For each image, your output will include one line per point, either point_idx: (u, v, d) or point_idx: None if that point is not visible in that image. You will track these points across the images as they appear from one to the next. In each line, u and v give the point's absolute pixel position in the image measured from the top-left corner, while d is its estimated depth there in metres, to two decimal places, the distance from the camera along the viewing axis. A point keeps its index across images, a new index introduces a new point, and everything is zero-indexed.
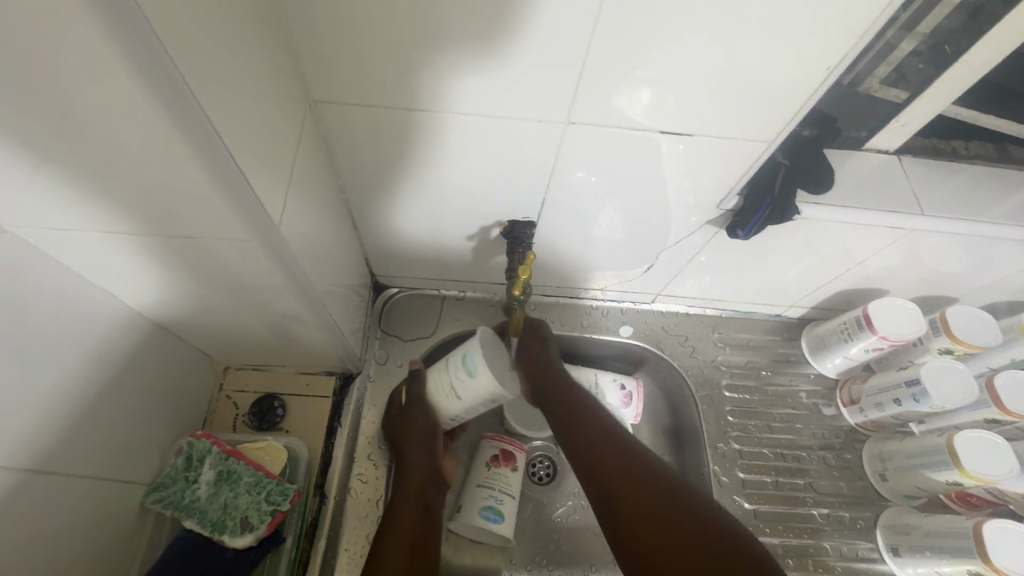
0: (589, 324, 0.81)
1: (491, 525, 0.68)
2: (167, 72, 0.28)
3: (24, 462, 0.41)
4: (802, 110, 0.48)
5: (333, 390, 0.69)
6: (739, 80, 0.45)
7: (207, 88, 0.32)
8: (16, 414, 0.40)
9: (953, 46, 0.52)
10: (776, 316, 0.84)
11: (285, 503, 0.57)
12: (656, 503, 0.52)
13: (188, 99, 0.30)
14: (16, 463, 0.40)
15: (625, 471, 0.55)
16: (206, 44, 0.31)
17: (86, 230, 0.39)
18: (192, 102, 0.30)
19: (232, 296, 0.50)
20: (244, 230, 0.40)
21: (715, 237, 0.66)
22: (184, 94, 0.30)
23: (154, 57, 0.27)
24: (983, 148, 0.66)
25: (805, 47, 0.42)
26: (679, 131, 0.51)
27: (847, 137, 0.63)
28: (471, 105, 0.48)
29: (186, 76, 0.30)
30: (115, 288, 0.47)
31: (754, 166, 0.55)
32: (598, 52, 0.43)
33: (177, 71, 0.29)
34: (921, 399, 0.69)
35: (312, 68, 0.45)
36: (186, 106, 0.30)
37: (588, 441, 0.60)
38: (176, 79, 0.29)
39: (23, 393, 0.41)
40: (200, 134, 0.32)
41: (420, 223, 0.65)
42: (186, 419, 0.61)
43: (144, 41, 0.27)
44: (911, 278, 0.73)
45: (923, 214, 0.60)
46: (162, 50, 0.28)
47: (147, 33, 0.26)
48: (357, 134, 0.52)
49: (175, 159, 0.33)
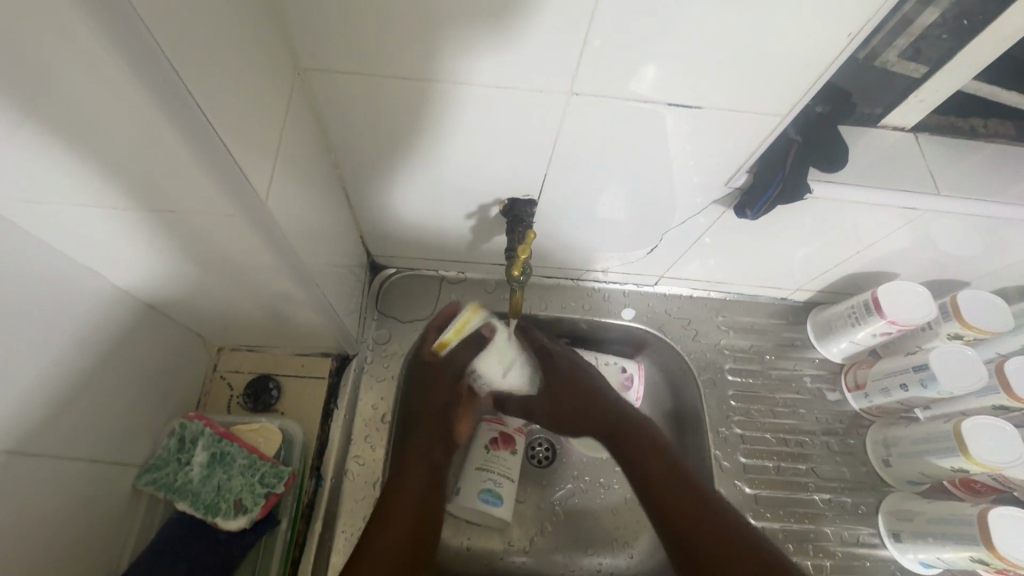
0: (590, 307, 0.80)
1: (490, 508, 0.68)
2: (136, 33, 0.26)
3: (9, 447, 0.40)
4: (817, 83, 0.46)
5: (330, 371, 0.68)
6: (756, 51, 0.43)
7: (184, 55, 0.29)
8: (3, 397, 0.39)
9: (976, 19, 0.49)
10: (781, 299, 0.83)
11: (280, 485, 0.55)
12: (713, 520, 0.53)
13: (161, 64, 0.28)
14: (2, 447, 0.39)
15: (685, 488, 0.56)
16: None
17: (62, 205, 0.36)
18: (160, 60, 0.28)
19: (222, 275, 0.48)
20: (233, 210, 0.38)
21: (722, 217, 0.64)
22: (150, 49, 0.27)
23: (119, 15, 0.25)
24: (1004, 126, 0.64)
25: (831, 8, 0.39)
26: (688, 106, 0.49)
27: (862, 113, 0.60)
28: (469, 75, 0.46)
29: (159, 39, 0.27)
30: (98, 267, 0.45)
31: (766, 142, 0.53)
32: (606, 15, 0.40)
33: (143, 23, 0.26)
34: (928, 384, 0.67)
35: (299, 33, 0.43)
36: (155, 64, 0.28)
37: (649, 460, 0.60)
38: (147, 41, 0.27)
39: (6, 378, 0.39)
40: (179, 107, 0.30)
41: (420, 202, 0.63)
42: (179, 401, 0.60)
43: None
44: (923, 261, 0.71)
45: (939, 195, 0.58)
46: (123, 1, 0.25)
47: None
48: (350, 106, 0.50)
49: (155, 134, 0.31)
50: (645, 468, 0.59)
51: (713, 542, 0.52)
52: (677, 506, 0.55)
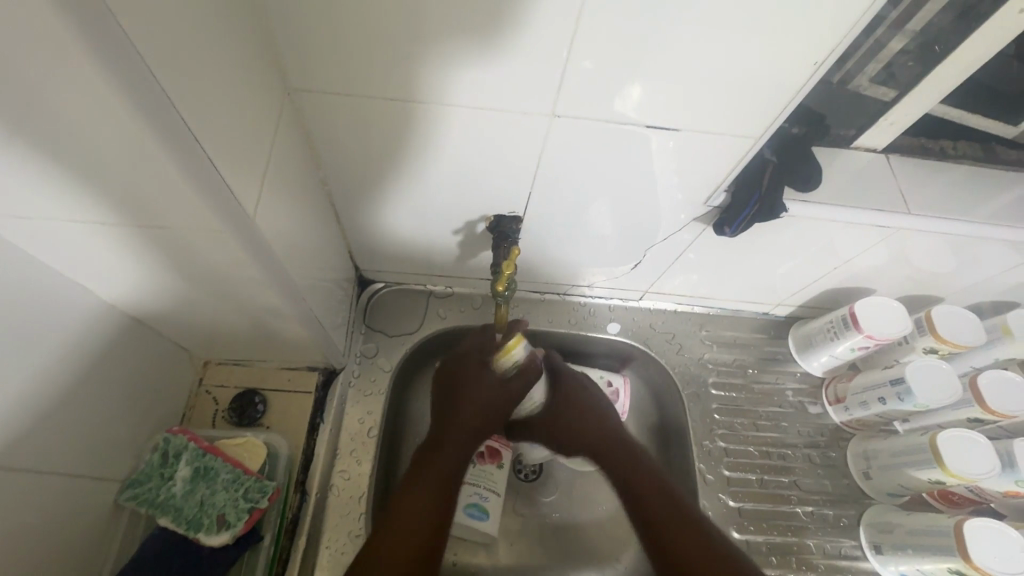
0: (576, 322, 0.81)
1: (474, 522, 0.68)
2: (126, 54, 0.27)
3: None
4: (789, 105, 0.48)
5: (317, 385, 0.67)
6: (728, 76, 0.45)
7: (172, 75, 0.30)
8: None
9: (942, 45, 0.52)
10: (763, 314, 0.84)
11: (263, 500, 0.55)
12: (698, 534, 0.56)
13: (150, 84, 0.29)
14: None
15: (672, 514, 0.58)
16: (167, 18, 0.29)
17: (50, 220, 0.37)
18: (148, 79, 0.28)
19: (211, 289, 0.48)
20: (220, 224, 0.38)
21: (703, 233, 0.66)
22: (138, 67, 0.28)
23: (110, 37, 0.26)
24: (971, 148, 0.67)
25: (802, 36, 0.41)
26: (667, 127, 0.50)
27: (835, 135, 0.62)
28: (454, 96, 0.47)
29: (148, 60, 0.28)
30: (85, 281, 0.45)
31: (741, 163, 0.55)
32: (586, 39, 0.42)
33: (129, 40, 0.27)
34: (905, 398, 0.69)
35: (288, 55, 0.44)
36: (142, 84, 0.28)
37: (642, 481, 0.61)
38: (137, 62, 0.27)
39: None
40: (167, 125, 0.31)
41: (406, 218, 0.64)
42: (163, 415, 0.60)
43: (98, 18, 0.25)
44: (899, 277, 0.73)
45: (909, 213, 0.60)
46: (111, 20, 0.26)
47: (101, 12, 0.25)
48: (336, 126, 0.51)
49: (143, 150, 0.31)
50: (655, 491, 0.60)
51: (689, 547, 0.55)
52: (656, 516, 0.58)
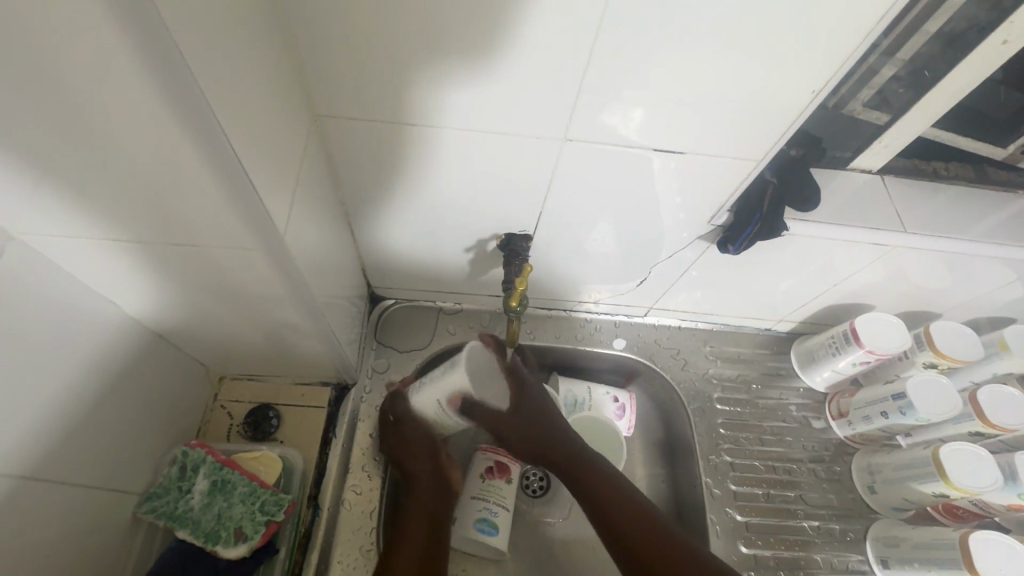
0: (582, 338, 0.82)
1: (485, 538, 0.68)
2: (189, 91, 0.29)
3: (21, 469, 0.41)
4: (790, 130, 0.50)
5: (329, 400, 0.69)
6: (731, 102, 0.47)
7: (226, 108, 0.32)
8: (21, 420, 0.40)
9: (932, 73, 0.55)
10: (766, 330, 0.86)
11: (280, 513, 0.55)
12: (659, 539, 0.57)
13: (207, 117, 0.31)
14: (15, 470, 0.40)
15: (636, 523, 0.58)
16: (223, 56, 0.32)
17: (90, 237, 0.39)
18: (206, 113, 0.30)
19: (233, 305, 0.50)
20: (253, 242, 0.40)
21: (706, 251, 0.68)
22: (194, 96, 0.29)
23: (177, 75, 0.28)
24: (962, 169, 0.70)
25: (800, 65, 0.44)
26: (673, 150, 0.53)
27: (833, 157, 0.65)
28: (471, 120, 0.50)
29: (208, 95, 0.30)
30: (115, 295, 0.47)
31: (743, 184, 0.57)
32: (597, 68, 0.45)
33: (190, 71, 0.28)
34: (907, 412, 0.70)
35: (317, 83, 0.46)
36: (200, 116, 0.30)
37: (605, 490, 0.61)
38: (197, 98, 0.29)
39: (26, 401, 0.41)
40: (219, 152, 0.33)
41: (420, 237, 0.66)
42: (180, 429, 0.61)
43: (168, 58, 0.27)
44: (897, 294, 0.75)
45: (905, 231, 0.63)
46: (177, 54, 0.27)
47: (172, 53, 0.27)
48: (358, 150, 0.53)
49: (193, 174, 0.34)
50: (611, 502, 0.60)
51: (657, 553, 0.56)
52: (620, 523, 0.58)
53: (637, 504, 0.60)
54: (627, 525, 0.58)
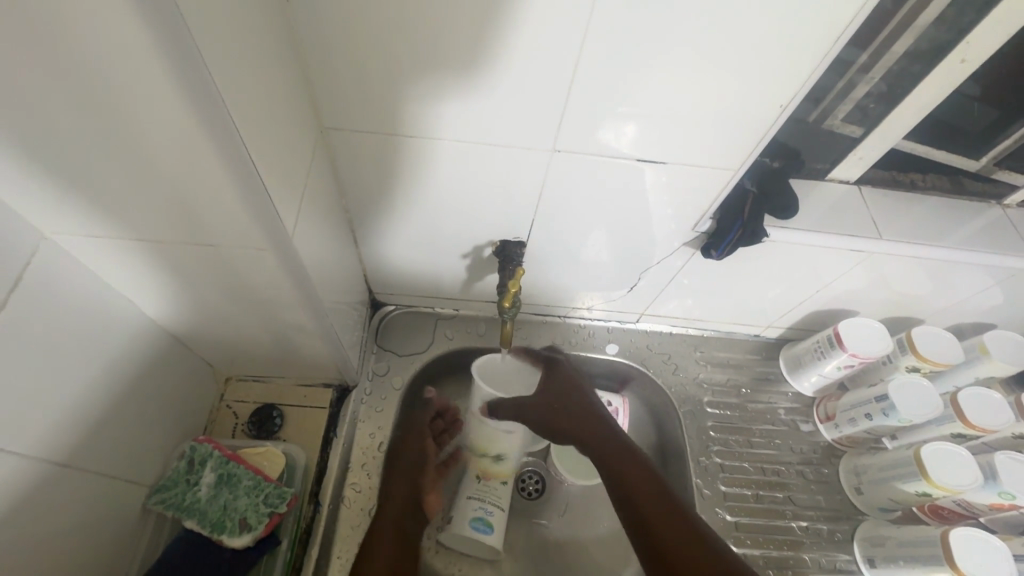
0: (576, 342, 0.85)
1: (480, 537, 0.69)
2: (215, 108, 0.32)
3: (49, 456, 0.43)
4: (764, 141, 0.54)
5: (331, 401, 0.71)
6: (710, 114, 0.51)
7: (244, 122, 0.36)
8: (49, 408, 0.43)
9: (900, 88, 0.59)
10: (755, 336, 0.89)
11: (283, 506, 0.58)
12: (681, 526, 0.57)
13: (229, 131, 0.34)
14: (43, 456, 0.43)
15: (661, 509, 0.59)
16: (243, 74, 0.36)
17: (116, 237, 0.42)
18: (229, 127, 0.34)
19: (243, 306, 0.53)
20: (263, 243, 0.43)
21: (693, 258, 0.71)
22: (217, 108, 0.33)
23: (205, 94, 0.31)
24: (938, 180, 0.73)
25: (773, 81, 0.48)
26: (657, 161, 0.56)
27: (812, 168, 0.69)
28: (468, 132, 0.53)
29: (231, 111, 0.34)
30: (134, 296, 0.50)
31: (723, 192, 0.60)
32: (584, 83, 0.48)
33: (214, 86, 0.32)
34: (890, 413, 0.72)
35: (325, 97, 0.50)
36: (223, 130, 0.34)
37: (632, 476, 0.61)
38: (221, 114, 0.33)
39: (54, 391, 0.43)
40: (237, 163, 0.36)
41: (420, 244, 0.69)
42: (189, 426, 0.63)
43: (198, 78, 0.31)
44: (880, 300, 0.78)
45: (882, 238, 0.66)
46: (204, 71, 0.31)
47: (201, 74, 0.31)
48: (362, 159, 0.57)
49: (212, 181, 0.37)
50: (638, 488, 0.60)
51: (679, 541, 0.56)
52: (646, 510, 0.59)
53: (663, 492, 0.60)
54: (649, 510, 0.59)
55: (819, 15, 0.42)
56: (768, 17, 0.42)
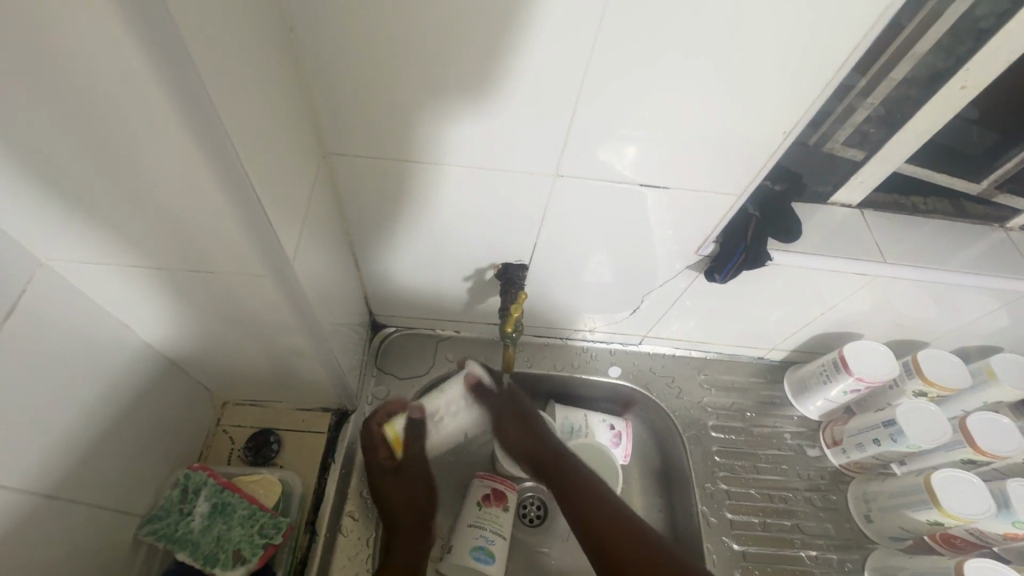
0: (578, 365, 0.84)
1: (481, 567, 0.67)
2: (218, 141, 0.32)
3: (41, 487, 0.42)
4: (765, 166, 0.54)
5: (328, 426, 0.70)
6: (711, 140, 0.51)
7: (249, 153, 0.36)
8: (44, 437, 0.42)
9: (900, 114, 0.59)
10: (759, 358, 0.88)
11: (278, 537, 0.56)
12: (629, 529, 0.61)
13: (233, 163, 0.34)
14: (35, 487, 0.42)
15: (609, 517, 0.62)
16: (249, 105, 0.36)
17: (117, 263, 0.42)
18: (232, 158, 0.34)
19: (242, 331, 0.52)
20: (265, 268, 0.43)
21: (696, 280, 0.70)
22: (215, 130, 0.32)
23: (209, 127, 0.32)
24: (940, 203, 0.73)
25: (774, 107, 0.48)
26: (658, 185, 0.56)
27: (814, 191, 0.69)
28: (471, 157, 0.53)
29: (236, 145, 0.34)
30: (133, 322, 0.49)
31: (726, 217, 0.60)
32: (585, 109, 0.48)
33: (218, 116, 0.31)
34: (898, 438, 0.71)
35: (329, 123, 0.50)
36: (227, 161, 0.34)
37: (578, 489, 0.65)
38: (225, 148, 0.33)
39: (49, 420, 0.43)
40: (240, 192, 0.36)
41: (420, 267, 0.69)
42: (184, 452, 0.62)
43: (203, 111, 0.31)
44: (885, 323, 0.77)
45: (886, 261, 0.65)
46: (202, 92, 0.30)
47: (207, 108, 0.31)
48: (363, 183, 0.57)
49: (217, 210, 0.37)
50: (582, 500, 0.64)
51: (626, 543, 0.59)
52: (593, 519, 0.62)
53: (608, 501, 0.64)
54: (596, 518, 0.62)
55: (819, 43, 0.42)
56: (770, 42, 0.42)
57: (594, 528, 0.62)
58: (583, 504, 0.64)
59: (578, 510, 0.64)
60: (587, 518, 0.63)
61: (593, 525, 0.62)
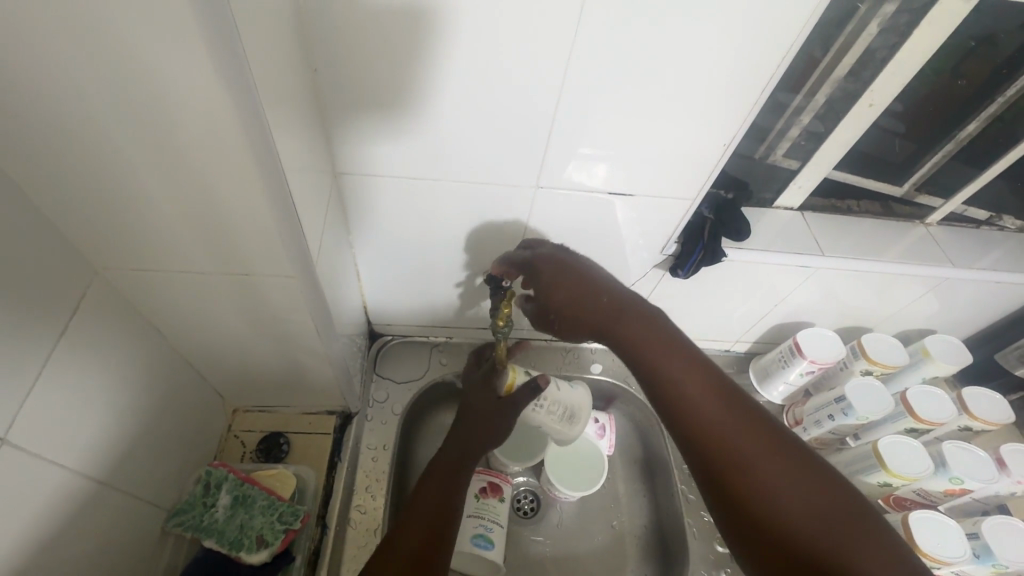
0: (563, 364, 0.92)
1: (481, 552, 0.72)
2: (275, 170, 0.39)
3: (90, 474, 0.48)
4: (712, 174, 0.63)
5: (333, 428, 0.75)
6: (668, 154, 0.60)
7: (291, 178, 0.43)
8: (94, 429, 0.48)
9: (825, 129, 0.70)
10: (725, 351, 0.97)
11: (297, 522, 0.61)
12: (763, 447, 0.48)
13: (284, 188, 0.41)
14: (86, 474, 0.47)
15: (722, 431, 0.49)
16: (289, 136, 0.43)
17: (159, 273, 0.48)
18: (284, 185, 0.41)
19: (263, 334, 0.58)
20: (290, 273, 0.49)
21: (662, 279, 0.79)
22: (273, 162, 0.39)
23: (269, 160, 0.38)
24: (870, 205, 0.84)
25: (717, 125, 0.57)
26: (624, 194, 0.65)
27: (760, 198, 0.79)
28: (463, 173, 0.61)
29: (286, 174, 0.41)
30: (164, 329, 0.55)
31: (684, 218, 0.69)
32: (561, 129, 0.57)
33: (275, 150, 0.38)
34: (848, 412, 0.79)
35: (340, 147, 0.58)
36: (280, 187, 0.41)
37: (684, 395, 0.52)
38: (279, 176, 0.40)
39: (97, 415, 0.48)
40: (284, 212, 0.43)
41: (417, 276, 0.76)
42: (202, 455, 0.67)
43: (265, 147, 0.37)
44: (832, 312, 0.87)
45: (824, 255, 0.75)
46: (266, 131, 0.37)
47: (269, 144, 0.38)
48: (369, 199, 0.64)
49: (258, 226, 0.43)
50: (699, 408, 0.51)
51: (742, 474, 0.47)
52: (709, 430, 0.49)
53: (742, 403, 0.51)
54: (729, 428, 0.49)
55: (748, 73, 0.52)
56: (710, 74, 0.52)
57: (710, 440, 0.49)
58: (707, 408, 0.51)
59: (686, 417, 0.51)
60: (709, 428, 0.50)
61: (705, 435, 0.49)
